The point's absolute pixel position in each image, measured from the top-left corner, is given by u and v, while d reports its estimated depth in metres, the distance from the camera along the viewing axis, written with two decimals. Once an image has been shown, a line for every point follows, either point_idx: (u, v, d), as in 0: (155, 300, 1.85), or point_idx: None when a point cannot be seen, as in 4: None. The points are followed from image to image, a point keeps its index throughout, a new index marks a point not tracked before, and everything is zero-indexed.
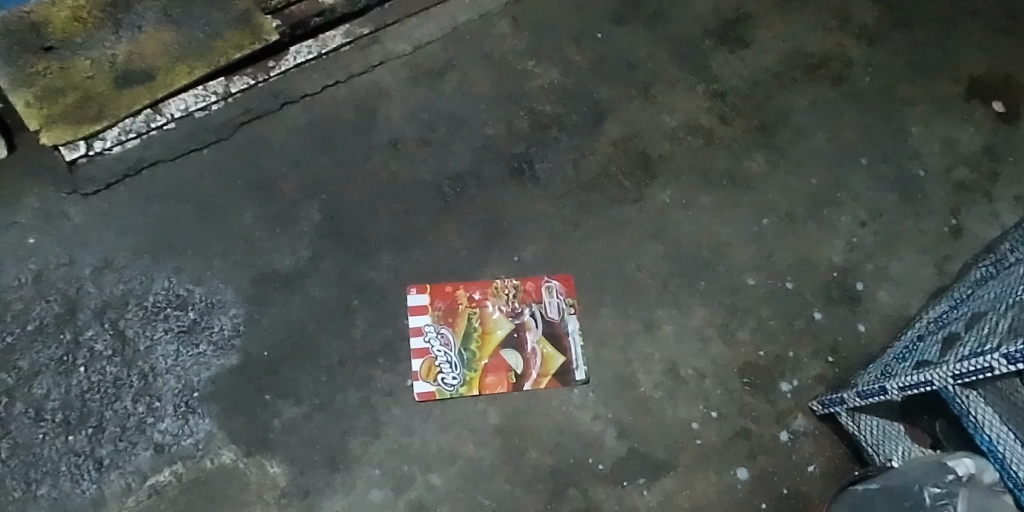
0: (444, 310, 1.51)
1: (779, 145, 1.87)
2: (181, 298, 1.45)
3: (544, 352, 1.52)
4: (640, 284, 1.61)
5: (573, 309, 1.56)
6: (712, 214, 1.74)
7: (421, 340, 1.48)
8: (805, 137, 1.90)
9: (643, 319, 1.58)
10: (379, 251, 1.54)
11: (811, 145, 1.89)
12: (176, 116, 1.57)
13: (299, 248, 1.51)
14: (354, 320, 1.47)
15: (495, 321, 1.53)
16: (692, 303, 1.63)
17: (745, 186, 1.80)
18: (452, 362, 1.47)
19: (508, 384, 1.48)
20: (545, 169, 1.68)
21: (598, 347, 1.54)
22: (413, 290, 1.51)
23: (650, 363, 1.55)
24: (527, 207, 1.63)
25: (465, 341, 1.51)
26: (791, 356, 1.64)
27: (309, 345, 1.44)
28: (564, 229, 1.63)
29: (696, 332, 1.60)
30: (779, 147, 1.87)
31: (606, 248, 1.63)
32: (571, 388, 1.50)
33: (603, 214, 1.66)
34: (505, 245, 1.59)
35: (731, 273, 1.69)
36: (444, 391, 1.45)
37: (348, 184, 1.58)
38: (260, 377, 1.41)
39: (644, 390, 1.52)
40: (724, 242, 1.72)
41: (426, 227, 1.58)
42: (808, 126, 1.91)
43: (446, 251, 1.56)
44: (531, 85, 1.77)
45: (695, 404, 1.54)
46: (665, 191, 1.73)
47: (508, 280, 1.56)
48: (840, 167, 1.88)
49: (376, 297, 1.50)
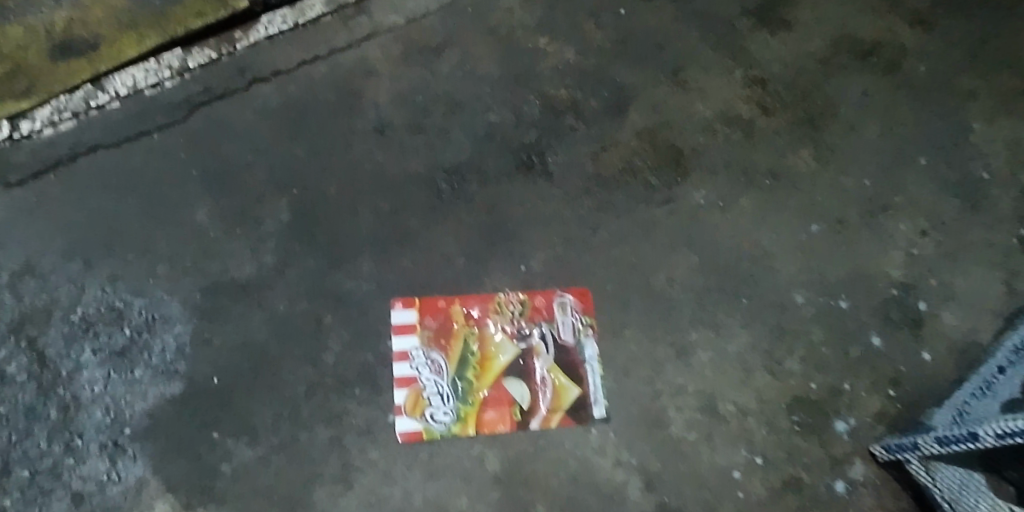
0: (435, 330, 1.25)
1: (828, 141, 1.61)
2: (116, 311, 1.19)
3: (555, 383, 1.26)
4: (671, 302, 1.35)
5: (591, 331, 1.30)
6: (754, 219, 1.48)
7: (406, 366, 1.22)
8: (858, 133, 1.64)
9: (674, 343, 1.32)
10: (360, 257, 1.28)
11: (865, 142, 1.63)
12: (122, 93, 1.32)
13: (262, 253, 1.26)
14: (327, 340, 1.22)
15: (497, 344, 1.27)
16: (732, 325, 1.37)
17: (792, 188, 1.53)
18: (443, 394, 1.22)
19: (511, 421, 1.22)
20: (559, 164, 1.43)
21: (620, 377, 1.28)
22: (398, 304, 1.26)
23: (681, 397, 1.29)
24: (536, 208, 1.38)
25: (461, 367, 1.24)
26: (847, 389, 1.38)
27: (268, 372, 1.18)
28: (581, 234, 1.37)
29: (736, 360, 1.35)
30: (830, 143, 1.61)
31: (630, 257, 1.37)
32: (587, 428, 1.24)
33: (627, 218, 1.41)
34: (511, 252, 1.33)
35: (776, 290, 1.43)
36: (432, 430, 1.19)
37: (326, 178, 1.33)
38: (207, 412, 1.15)
39: (675, 430, 1.26)
40: (768, 253, 1.46)
41: (418, 229, 1.32)
42: (860, 120, 1.66)
43: (440, 258, 1.30)
44: (543, 67, 1.52)
45: (736, 448, 1.29)
46: (700, 191, 1.47)
47: (513, 294, 1.30)
48: (899, 166, 1.62)
49: (355, 313, 1.24)
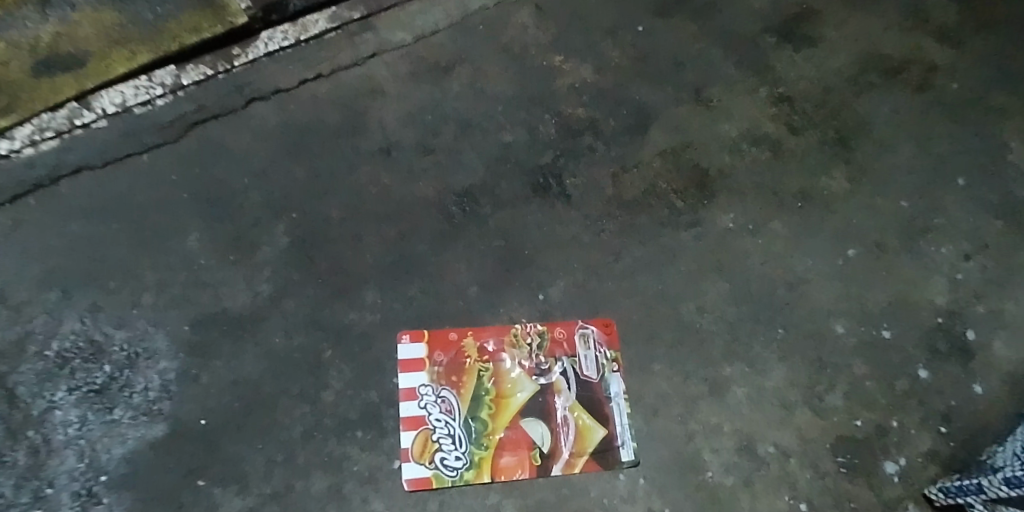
0: (446, 365, 1.13)
1: (862, 160, 1.51)
2: (96, 345, 1.09)
3: (579, 424, 1.14)
4: (703, 332, 1.24)
5: (617, 365, 1.18)
6: (788, 243, 1.37)
7: (414, 406, 1.10)
8: (891, 152, 1.54)
9: (707, 378, 1.21)
10: (364, 285, 1.17)
11: (899, 162, 1.53)
12: (109, 111, 1.24)
13: (257, 282, 1.15)
14: (327, 377, 1.10)
15: (514, 381, 1.15)
16: (768, 358, 1.26)
17: (826, 209, 1.43)
18: (455, 436, 1.09)
19: (531, 467, 1.09)
20: (577, 185, 1.33)
21: (649, 416, 1.16)
22: (405, 337, 1.14)
23: (717, 437, 1.17)
24: (554, 232, 1.28)
25: (474, 406, 1.12)
26: (895, 427, 1.26)
27: (261, 412, 1.07)
28: (603, 259, 1.27)
29: (774, 396, 1.23)
30: (864, 163, 1.51)
31: (656, 284, 1.27)
32: (614, 473, 1.11)
33: (652, 242, 1.30)
34: (527, 280, 1.22)
35: (814, 319, 1.32)
36: (443, 477, 1.07)
37: (327, 200, 1.23)
38: (192, 457, 1.04)
39: (711, 475, 1.14)
40: (804, 279, 1.35)
41: (427, 255, 1.21)
42: (892, 139, 1.56)
43: (451, 286, 1.19)
44: (558, 85, 1.43)
45: (778, 493, 1.16)
46: (728, 213, 1.37)
47: (530, 325, 1.19)
48: (936, 187, 1.51)
49: (357, 346, 1.13)
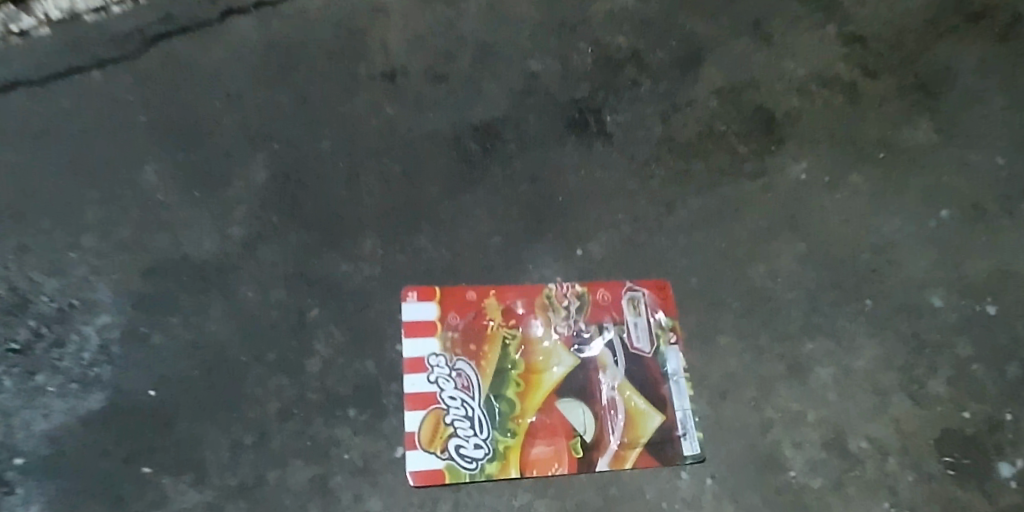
0: (462, 330, 0.90)
1: (950, 111, 1.25)
2: (20, 293, 0.85)
3: (629, 408, 0.91)
4: (778, 301, 1.01)
5: (675, 337, 0.95)
6: (872, 200, 1.13)
7: (422, 380, 0.87)
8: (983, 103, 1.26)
9: (785, 356, 0.98)
10: (360, 231, 0.93)
11: (991, 115, 1.25)
12: (53, 17, 1.00)
13: (227, 223, 0.91)
14: (313, 343, 0.86)
15: (548, 351, 0.91)
16: (856, 334, 1.02)
17: (912, 163, 1.19)
18: (474, 419, 0.86)
19: (570, 459, 0.86)
20: (620, 124, 1.08)
21: (716, 401, 0.93)
22: (412, 295, 0.91)
23: (799, 427, 0.94)
24: (594, 177, 1.03)
25: (498, 382, 0.89)
26: (1009, 421, 1.01)
27: (228, 384, 0.83)
28: (653, 210, 1.03)
29: (865, 381, 1.00)
30: (953, 110, 1.25)
31: (718, 241, 1.03)
32: (675, 471, 0.88)
33: (711, 193, 1.06)
34: (563, 231, 0.99)
35: (907, 290, 1.08)
36: (459, 471, 0.84)
37: (313, 129, 0.99)
38: (137, 437, 0.80)
39: (795, 475, 0.91)
40: (893, 242, 1.11)
41: (438, 198, 0.97)
42: (981, 90, 1.27)
43: (470, 237, 0.96)
44: (594, 11, 1.17)
45: (876, 499, 0.93)
46: (800, 163, 1.13)
47: (567, 285, 0.95)
48: None
49: (352, 306, 0.89)
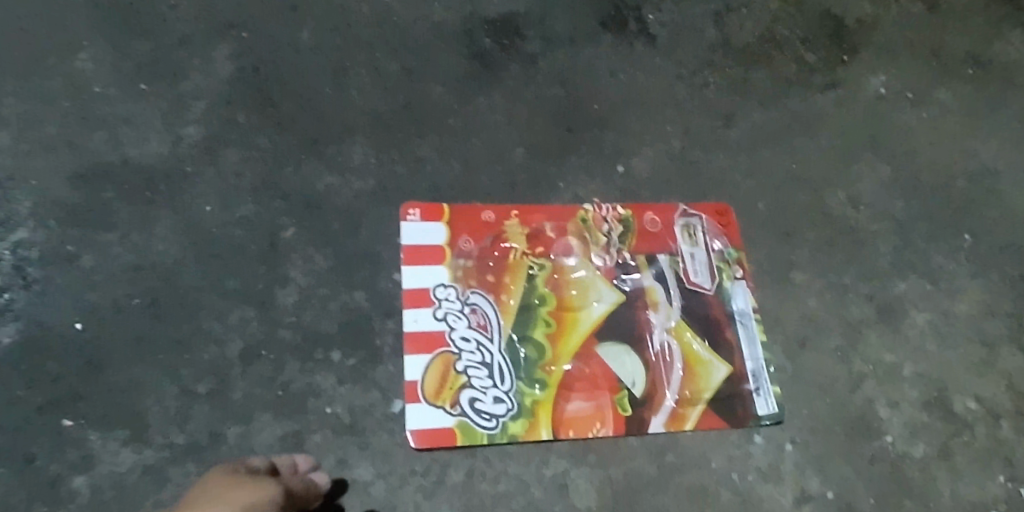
0: (477, 256, 0.71)
1: None
2: None
3: (687, 356, 0.72)
4: (861, 234, 0.81)
5: (741, 271, 0.77)
6: (964, 119, 0.89)
7: (427, 317, 0.68)
8: None
9: (873, 296, 0.78)
10: (347, 136, 0.74)
11: None
12: None
13: (180, 124, 0.73)
14: (287, 270, 0.68)
15: (585, 285, 0.73)
16: (956, 275, 0.80)
17: (1009, 83, 0.92)
18: (493, 367, 0.68)
19: (615, 418, 0.68)
20: (667, 22, 0.88)
21: (794, 350, 0.75)
22: (414, 213, 0.72)
23: (895, 380, 0.75)
24: (635, 81, 0.84)
25: (523, 321, 0.70)
26: None
27: (176, 320, 0.66)
28: (706, 123, 0.83)
29: (970, 329, 0.78)
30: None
31: (787, 160, 0.83)
32: (746, 435, 0.71)
33: (776, 105, 0.86)
34: (599, 144, 0.79)
35: (1008, 226, 0.84)
36: (475, 432, 0.65)
37: (289, 15, 0.79)
38: (57, 382, 0.62)
39: (892, 441, 0.73)
40: (991, 170, 0.86)
41: (445, 100, 0.78)
42: None
43: (487, 149, 0.76)
44: None
45: (988, 471, 0.72)
46: (879, 75, 0.90)
47: (607, 206, 0.76)
48: None
49: (337, 226, 0.70)
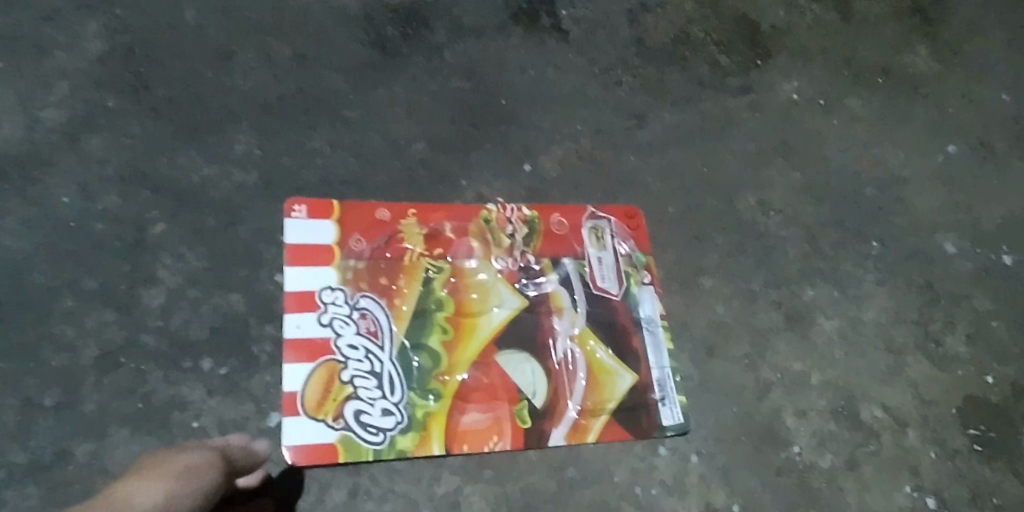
0: (369, 257, 0.66)
1: (955, 30, 0.96)
2: None
3: (591, 365, 0.69)
4: (771, 239, 0.79)
5: (649, 277, 0.74)
6: (872, 127, 0.88)
7: (311, 322, 0.62)
8: (992, 20, 0.97)
9: (782, 304, 0.77)
10: (229, 125, 0.68)
11: (1005, 38, 0.96)
12: None
13: (39, 106, 0.65)
14: (154, 270, 0.62)
15: (486, 290, 0.69)
16: (863, 282, 0.80)
17: (919, 90, 0.91)
18: (383, 377, 0.63)
19: (513, 431, 0.64)
20: (581, 18, 0.85)
21: (701, 358, 0.72)
22: (300, 209, 0.66)
23: (802, 390, 0.73)
24: (545, 77, 0.80)
25: (417, 328, 0.65)
26: None
27: (21, 323, 0.59)
28: (618, 123, 0.81)
29: (877, 337, 0.77)
30: (957, 33, 0.96)
31: (698, 163, 0.81)
32: (650, 447, 0.68)
33: (688, 106, 0.84)
34: (505, 141, 0.76)
35: (915, 233, 0.83)
36: (359, 447, 0.60)
37: None
38: None
39: (799, 451, 0.71)
40: (898, 179, 0.86)
41: (340, 89, 0.73)
42: (990, 5, 0.98)
43: (384, 142, 0.72)
44: None
45: (894, 482, 0.71)
46: (792, 80, 0.89)
47: (511, 206, 0.72)
48: None
49: (213, 222, 0.64)
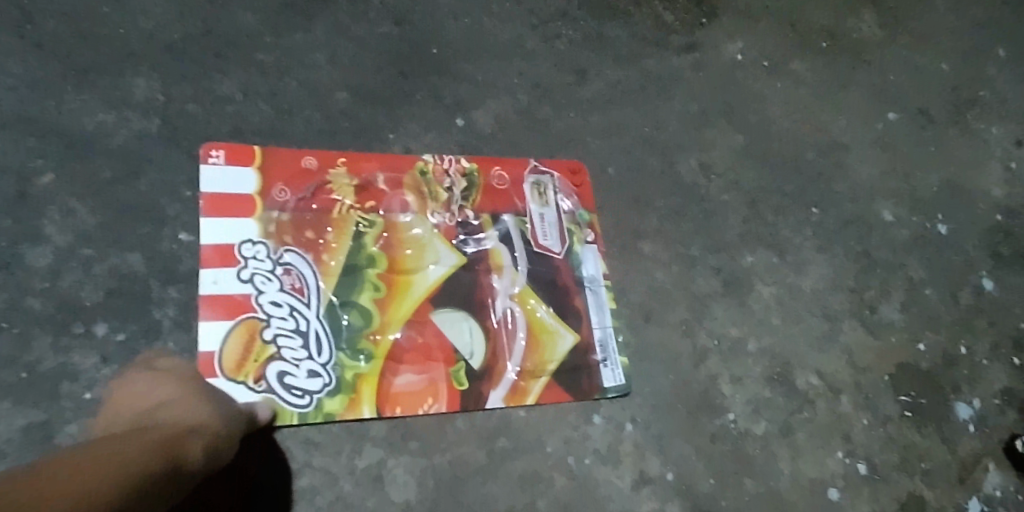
0: (293, 209, 0.61)
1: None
2: None
3: (533, 324, 0.66)
4: (712, 203, 0.77)
5: (592, 235, 0.71)
6: (814, 91, 0.87)
7: (229, 277, 0.57)
8: None
9: (720, 269, 0.75)
10: (128, 66, 0.62)
11: (946, 4, 0.95)
12: None
13: None
14: (40, 224, 0.56)
15: (421, 246, 0.65)
16: (802, 248, 0.78)
17: (861, 54, 0.90)
18: (310, 336, 0.59)
19: (449, 393, 0.61)
20: None
21: (638, 324, 0.70)
22: (217, 155, 0.60)
23: (738, 357, 0.72)
24: (481, 26, 0.76)
25: (347, 285, 0.61)
26: (965, 355, 0.77)
27: None
28: (556, 78, 0.77)
29: (813, 304, 0.76)
30: None
31: (639, 123, 0.78)
32: (584, 415, 0.65)
33: (630, 63, 0.80)
34: (437, 93, 0.71)
35: (853, 199, 0.82)
36: (283, 410, 0.56)
37: None
38: None
39: (734, 419, 0.70)
40: (838, 144, 0.84)
41: (255, 31, 0.67)
42: None
43: (304, 91, 0.66)
44: None
45: (826, 448, 0.71)
46: (736, 40, 0.86)
47: (449, 159, 0.68)
48: (1003, 36, 0.95)
49: (109, 173, 0.58)
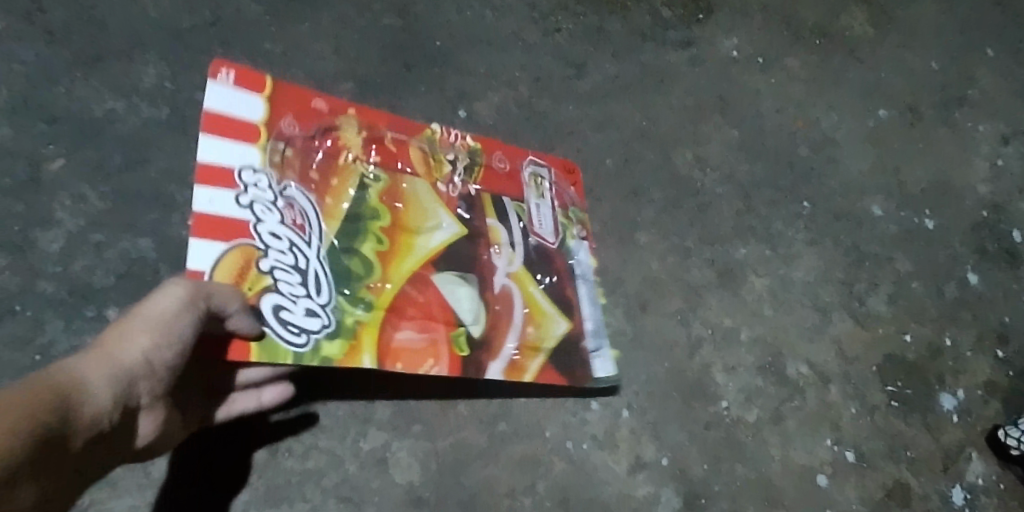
0: (299, 148, 0.59)
1: None
2: None
3: (530, 307, 0.66)
4: (708, 197, 0.79)
5: (584, 232, 0.73)
6: (808, 87, 0.88)
7: (227, 198, 0.53)
8: None
9: (714, 261, 0.77)
10: (136, 53, 0.62)
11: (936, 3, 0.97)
12: None
13: None
14: (51, 210, 0.57)
15: (422, 208, 0.64)
16: (794, 241, 0.80)
17: (854, 52, 0.92)
18: (308, 275, 0.55)
19: (449, 356, 0.60)
20: None
21: (635, 313, 0.72)
22: (224, 73, 0.56)
23: (731, 346, 0.74)
24: (482, 19, 0.77)
25: (350, 232, 0.59)
26: (950, 346, 0.79)
27: None
28: (556, 72, 0.78)
29: (805, 296, 0.78)
30: None
31: (636, 117, 0.79)
32: (582, 401, 0.67)
33: (628, 58, 0.82)
34: (440, 85, 0.72)
35: (844, 194, 0.84)
36: (277, 343, 0.51)
37: None
38: None
39: (727, 406, 0.71)
40: (830, 140, 0.86)
41: (261, 20, 0.68)
42: None
43: (309, 80, 0.67)
44: None
45: (815, 436, 0.73)
46: (732, 37, 0.88)
47: (455, 137, 0.68)
48: (992, 35, 0.97)
49: (119, 160, 0.59)
